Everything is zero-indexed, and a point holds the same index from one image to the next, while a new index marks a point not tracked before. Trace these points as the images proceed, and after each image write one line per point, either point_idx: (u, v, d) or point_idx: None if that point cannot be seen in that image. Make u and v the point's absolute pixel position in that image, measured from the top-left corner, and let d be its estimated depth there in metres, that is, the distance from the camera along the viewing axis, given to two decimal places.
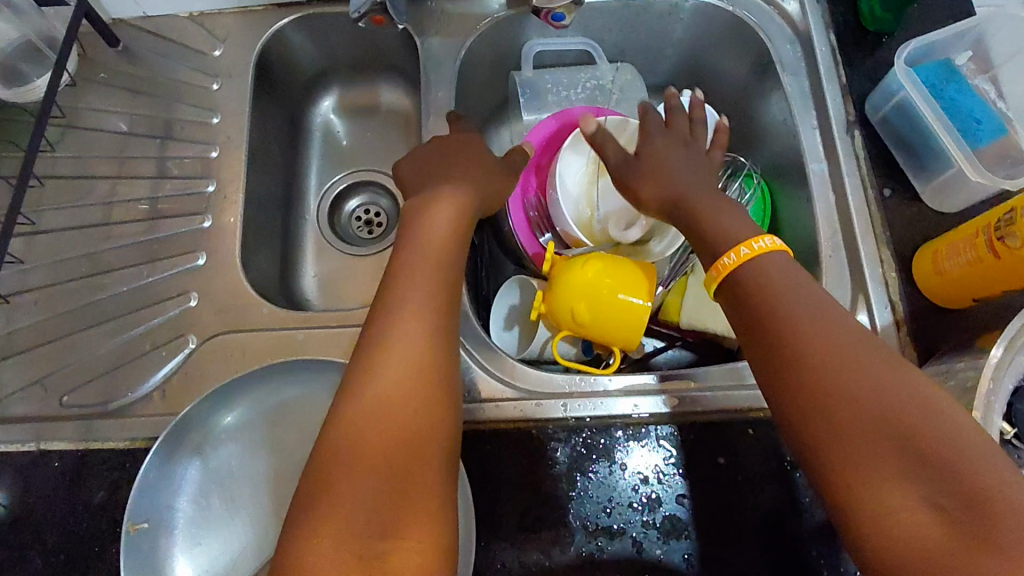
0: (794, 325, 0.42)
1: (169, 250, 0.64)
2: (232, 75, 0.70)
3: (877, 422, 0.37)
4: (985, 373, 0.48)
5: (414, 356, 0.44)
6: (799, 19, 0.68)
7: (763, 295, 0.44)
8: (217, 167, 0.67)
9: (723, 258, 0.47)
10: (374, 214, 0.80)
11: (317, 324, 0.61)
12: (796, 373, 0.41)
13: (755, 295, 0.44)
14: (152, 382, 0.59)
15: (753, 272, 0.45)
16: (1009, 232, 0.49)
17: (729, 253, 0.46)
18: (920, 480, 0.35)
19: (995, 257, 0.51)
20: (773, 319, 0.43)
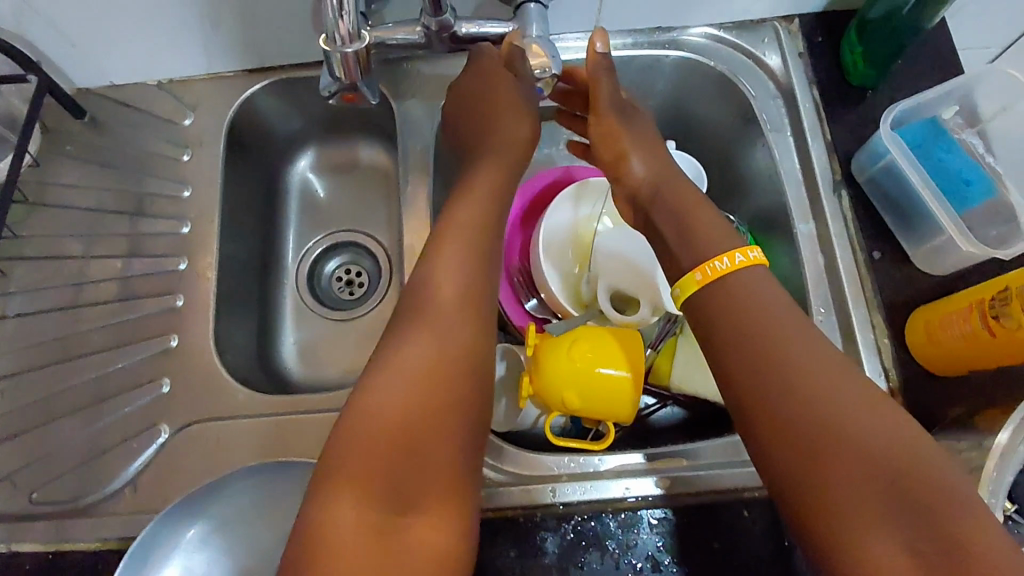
0: (784, 345, 0.47)
1: (140, 333, 0.62)
2: (203, 145, 0.68)
3: (863, 441, 0.41)
4: (990, 460, 0.46)
5: (455, 342, 0.49)
6: (782, 75, 0.67)
7: (759, 317, 0.49)
8: (189, 243, 0.65)
9: (713, 262, 0.52)
10: (355, 273, 0.77)
11: (297, 408, 0.58)
12: (787, 387, 0.45)
13: (752, 314, 0.49)
14: (124, 476, 0.57)
15: (737, 279, 0.51)
16: (1004, 311, 0.49)
17: (723, 258, 0.52)
18: (892, 502, 0.39)
19: (991, 335, 0.50)
20: (766, 339, 0.47)
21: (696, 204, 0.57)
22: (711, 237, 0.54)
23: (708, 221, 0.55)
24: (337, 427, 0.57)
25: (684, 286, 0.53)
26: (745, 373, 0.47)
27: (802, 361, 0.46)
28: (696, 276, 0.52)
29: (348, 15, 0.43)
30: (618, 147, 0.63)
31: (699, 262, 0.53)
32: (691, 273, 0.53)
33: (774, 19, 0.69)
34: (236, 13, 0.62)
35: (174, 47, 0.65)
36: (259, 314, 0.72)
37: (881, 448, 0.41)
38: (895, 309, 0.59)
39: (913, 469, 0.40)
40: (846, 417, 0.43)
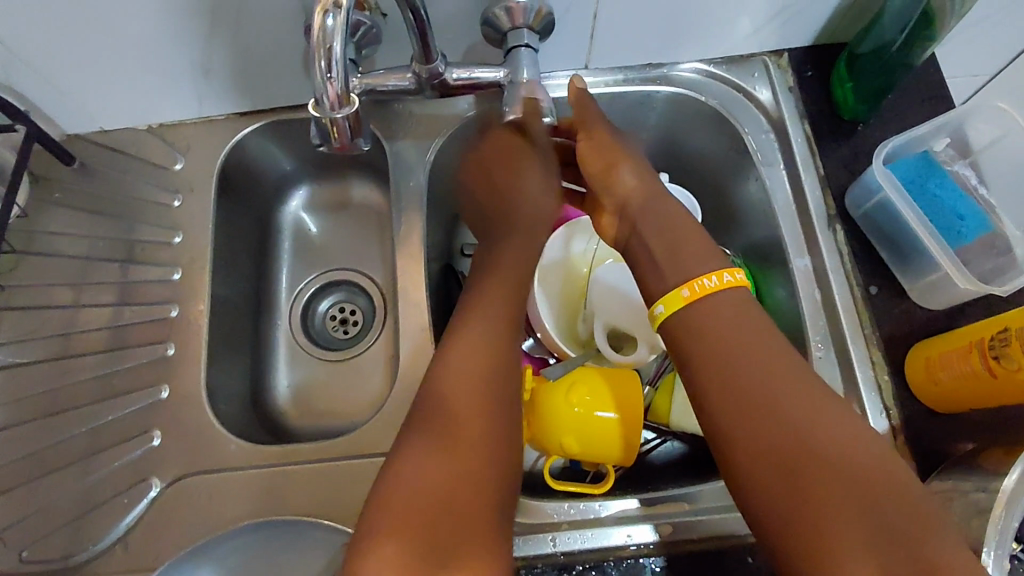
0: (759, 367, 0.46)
1: (131, 383, 0.61)
2: (194, 190, 0.68)
3: (839, 464, 0.41)
4: (1000, 502, 0.45)
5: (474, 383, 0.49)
6: (773, 109, 0.68)
7: (735, 338, 0.48)
8: (181, 290, 0.64)
9: (701, 280, 0.51)
10: (349, 312, 0.77)
11: (291, 458, 0.57)
12: (761, 412, 0.44)
13: (731, 333, 0.48)
14: (114, 533, 0.55)
15: (720, 300, 0.50)
16: (1005, 353, 0.49)
17: (712, 276, 0.51)
18: (871, 524, 0.39)
19: (991, 375, 0.50)
20: (749, 361, 0.46)
21: (687, 231, 0.55)
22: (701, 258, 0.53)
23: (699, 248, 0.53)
24: (333, 478, 0.56)
25: (669, 303, 0.51)
26: (729, 397, 0.46)
27: (780, 388, 0.45)
28: (683, 292, 0.51)
29: (338, 78, 0.42)
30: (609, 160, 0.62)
31: (687, 278, 0.52)
32: (677, 289, 0.51)
33: (763, 53, 0.69)
34: (227, 59, 0.62)
35: (163, 92, 0.65)
36: (252, 358, 0.71)
37: (856, 470, 0.41)
38: (894, 344, 0.58)
39: (887, 491, 0.40)
40: (817, 440, 0.42)
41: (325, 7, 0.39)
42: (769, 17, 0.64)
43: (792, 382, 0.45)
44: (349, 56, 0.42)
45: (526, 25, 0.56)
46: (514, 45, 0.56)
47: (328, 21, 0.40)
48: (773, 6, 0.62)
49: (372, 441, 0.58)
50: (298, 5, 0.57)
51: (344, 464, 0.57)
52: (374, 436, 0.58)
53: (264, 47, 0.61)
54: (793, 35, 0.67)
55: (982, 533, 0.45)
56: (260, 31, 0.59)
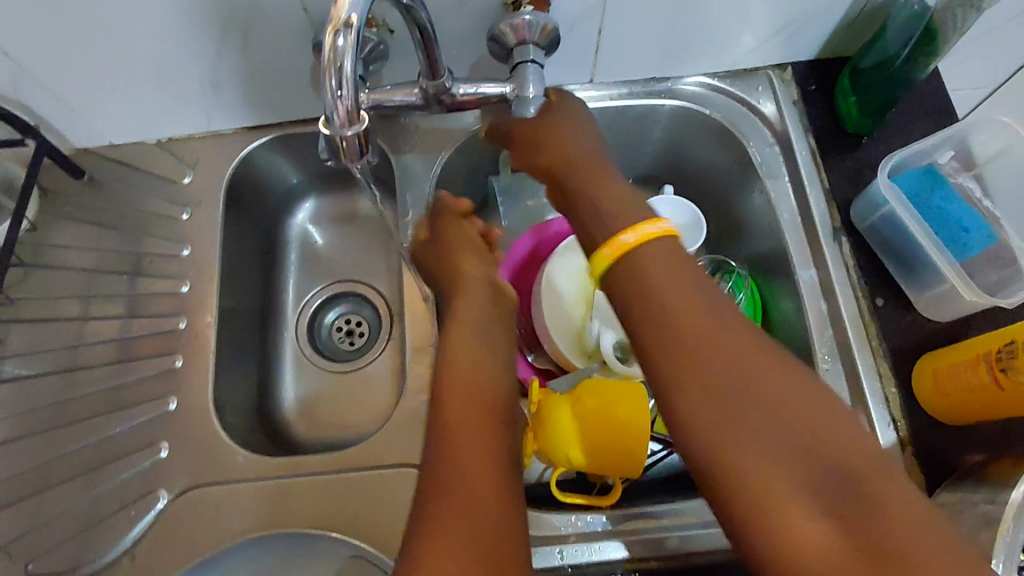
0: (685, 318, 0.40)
1: (139, 395, 0.61)
2: (202, 203, 0.68)
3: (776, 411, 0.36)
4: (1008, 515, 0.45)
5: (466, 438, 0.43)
6: (777, 121, 0.68)
7: (662, 289, 0.42)
8: (188, 303, 0.65)
9: (640, 228, 0.45)
10: (355, 323, 0.77)
11: (296, 471, 0.57)
12: (695, 368, 0.39)
13: (661, 290, 0.42)
14: (123, 546, 0.56)
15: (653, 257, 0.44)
16: (1012, 365, 0.49)
17: (649, 225, 0.45)
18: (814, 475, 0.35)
19: (999, 389, 0.50)
20: (677, 314, 0.41)
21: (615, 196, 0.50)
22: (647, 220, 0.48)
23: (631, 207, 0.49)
24: (340, 490, 0.56)
25: (602, 255, 0.45)
26: (659, 355, 0.40)
27: (705, 337, 0.40)
28: (605, 252, 0.45)
29: (348, 96, 0.43)
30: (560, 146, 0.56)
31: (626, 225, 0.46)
32: (600, 250, 0.45)
33: (767, 67, 0.70)
34: (236, 75, 0.63)
35: (172, 107, 0.66)
36: (259, 370, 0.71)
37: (792, 411, 0.36)
38: (901, 356, 0.58)
39: (821, 429, 0.36)
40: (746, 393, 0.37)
41: (336, 28, 0.40)
42: (772, 32, 0.64)
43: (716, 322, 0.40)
44: (360, 75, 0.42)
45: (533, 40, 0.56)
46: (520, 60, 0.56)
47: (339, 41, 0.40)
48: (777, 21, 0.63)
49: (379, 453, 0.58)
50: (306, 22, 0.57)
51: (350, 476, 0.57)
52: (380, 449, 0.58)
53: (272, 63, 0.62)
54: (796, 48, 0.67)
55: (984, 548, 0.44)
56: (268, 46, 0.60)
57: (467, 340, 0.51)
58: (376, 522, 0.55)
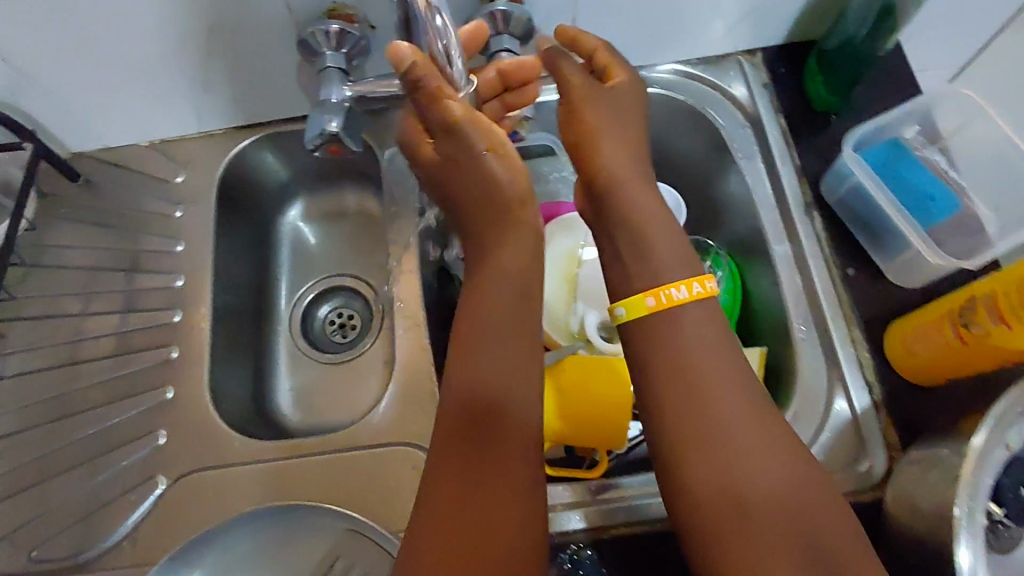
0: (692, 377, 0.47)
1: (137, 386, 0.63)
2: (195, 201, 0.70)
3: (762, 469, 0.44)
4: (965, 466, 0.44)
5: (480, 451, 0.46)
6: (748, 104, 0.70)
7: (679, 350, 0.48)
8: (182, 297, 0.67)
9: (670, 290, 0.49)
10: (347, 316, 0.79)
11: (288, 455, 0.59)
12: (684, 422, 0.46)
13: (681, 347, 0.48)
14: (123, 530, 0.57)
15: (686, 317, 0.49)
16: (974, 321, 0.50)
17: (681, 287, 0.49)
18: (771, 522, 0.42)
19: (964, 344, 0.51)
20: (679, 375, 0.47)
21: (650, 221, 0.52)
22: (672, 262, 0.51)
23: (667, 246, 0.51)
24: (334, 469, 0.58)
25: (630, 307, 0.50)
26: (664, 404, 0.47)
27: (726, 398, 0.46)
28: (645, 302, 0.49)
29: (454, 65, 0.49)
30: (593, 137, 0.54)
31: (652, 286, 0.50)
32: (642, 297, 0.50)
33: (737, 53, 0.72)
34: (224, 76, 0.65)
35: (165, 108, 0.68)
36: (253, 362, 0.73)
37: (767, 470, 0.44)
38: (873, 323, 0.60)
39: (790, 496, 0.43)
40: (734, 456, 0.44)
41: (431, 6, 0.45)
42: (741, 18, 0.67)
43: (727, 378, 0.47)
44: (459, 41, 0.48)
45: (508, 30, 0.59)
46: (496, 50, 0.59)
47: (437, 21, 0.45)
48: (746, 7, 0.65)
49: (371, 434, 0.59)
50: (289, 20, 0.60)
51: (343, 456, 0.58)
52: (371, 430, 0.60)
53: (259, 61, 0.64)
54: (765, 34, 0.70)
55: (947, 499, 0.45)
56: (254, 45, 0.62)
57: (482, 353, 0.48)
58: (370, 499, 0.57)
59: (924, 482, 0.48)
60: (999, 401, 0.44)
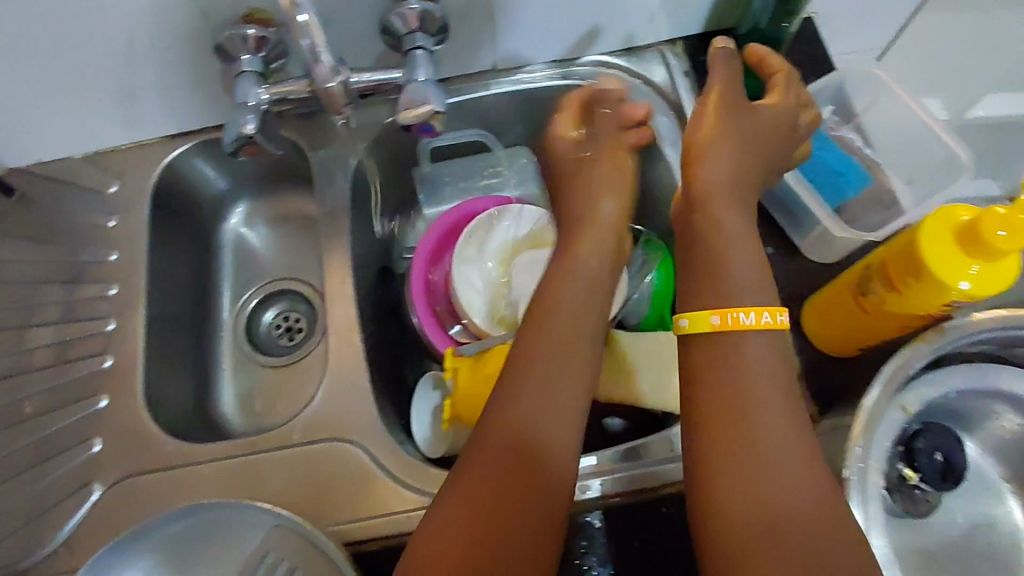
0: (742, 393, 0.43)
1: (73, 395, 0.64)
2: (129, 210, 0.71)
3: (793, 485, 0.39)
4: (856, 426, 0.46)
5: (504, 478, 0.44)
6: (670, 91, 0.72)
7: (736, 374, 0.43)
8: (117, 305, 0.67)
9: (740, 313, 0.44)
10: (293, 319, 0.80)
11: (222, 456, 0.60)
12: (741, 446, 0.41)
13: (736, 369, 0.43)
14: (61, 536, 0.58)
15: (750, 346, 0.43)
16: (870, 286, 0.51)
17: (750, 312, 0.44)
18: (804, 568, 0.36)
19: (864, 312, 0.52)
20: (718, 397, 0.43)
21: (730, 244, 0.48)
22: (744, 287, 0.45)
23: (742, 277, 0.46)
24: (269, 467, 0.59)
25: (692, 321, 0.46)
26: (714, 427, 0.42)
27: (775, 422, 0.41)
28: (711, 319, 0.45)
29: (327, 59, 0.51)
30: (696, 156, 0.51)
31: (723, 305, 0.45)
32: (707, 315, 0.45)
33: (659, 43, 0.74)
34: (150, 86, 0.66)
35: (95, 120, 0.68)
36: (195, 367, 0.74)
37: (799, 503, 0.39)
38: (791, 298, 0.62)
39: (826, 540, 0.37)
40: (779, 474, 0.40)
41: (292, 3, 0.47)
42: (658, 7, 0.68)
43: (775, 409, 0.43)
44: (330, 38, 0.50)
45: (421, 29, 0.60)
46: (410, 48, 0.60)
47: (301, 17, 0.47)
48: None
49: (304, 430, 0.61)
50: (204, 26, 0.60)
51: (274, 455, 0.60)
52: (304, 427, 0.61)
53: (181, 69, 0.65)
54: (683, 23, 0.71)
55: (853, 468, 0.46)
56: (173, 53, 0.63)
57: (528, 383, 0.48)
58: (303, 496, 0.58)
59: (829, 447, 0.50)
60: (889, 361, 0.47)
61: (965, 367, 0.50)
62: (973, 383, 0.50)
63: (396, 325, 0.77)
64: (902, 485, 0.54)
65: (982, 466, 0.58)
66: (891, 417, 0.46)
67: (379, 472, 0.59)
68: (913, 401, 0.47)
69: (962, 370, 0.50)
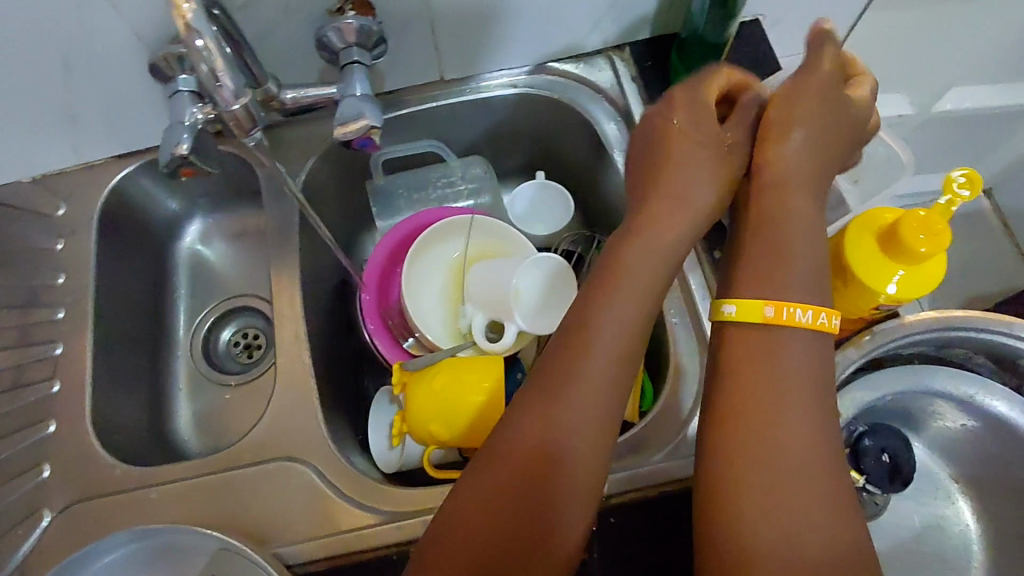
0: (770, 414, 0.44)
1: (21, 421, 0.63)
2: (76, 232, 0.70)
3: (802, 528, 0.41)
4: None
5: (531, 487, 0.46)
6: (619, 97, 0.73)
7: (776, 387, 0.45)
8: (65, 329, 0.67)
9: (797, 310, 0.47)
10: (252, 336, 0.79)
11: (169, 479, 0.60)
12: (765, 466, 0.43)
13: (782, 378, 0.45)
14: (9, 565, 0.57)
15: (790, 341, 0.46)
16: None
17: (807, 310, 0.46)
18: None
19: None
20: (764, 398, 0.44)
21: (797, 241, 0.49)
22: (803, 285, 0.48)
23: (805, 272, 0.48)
24: (217, 490, 0.59)
25: (743, 308, 0.47)
26: (744, 433, 0.44)
27: (809, 439, 0.43)
28: (765, 309, 0.47)
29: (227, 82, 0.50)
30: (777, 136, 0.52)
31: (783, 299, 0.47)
32: (762, 306, 0.47)
33: (607, 49, 0.74)
34: (91, 107, 0.65)
35: (38, 143, 0.68)
36: (151, 387, 0.73)
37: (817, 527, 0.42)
38: None
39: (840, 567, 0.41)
40: (795, 510, 0.42)
41: (187, 29, 0.45)
42: (601, 14, 0.68)
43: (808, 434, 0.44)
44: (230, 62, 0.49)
45: (357, 43, 0.60)
46: (347, 62, 0.60)
47: (198, 41, 0.46)
48: (602, 4, 0.66)
49: (253, 450, 0.61)
50: (139, 47, 0.60)
51: (221, 476, 0.59)
52: (255, 445, 0.61)
53: (121, 90, 0.64)
54: (629, 29, 0.72)
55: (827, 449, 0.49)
56: (111, 75, 0.62)
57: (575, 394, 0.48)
58: (249, 517, 0.58)
59: None
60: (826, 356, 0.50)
61: (901, 367, 0.52)
62: (910, 385, 0.52)
63: (356, 336, 0.77)
64: (852, 488, 0.54)
65: (934, 469, 0.57)
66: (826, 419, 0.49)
67: (327, 490, 0.59)
68: (848, 406, 0.51)
69: (900, 372, 0.53)
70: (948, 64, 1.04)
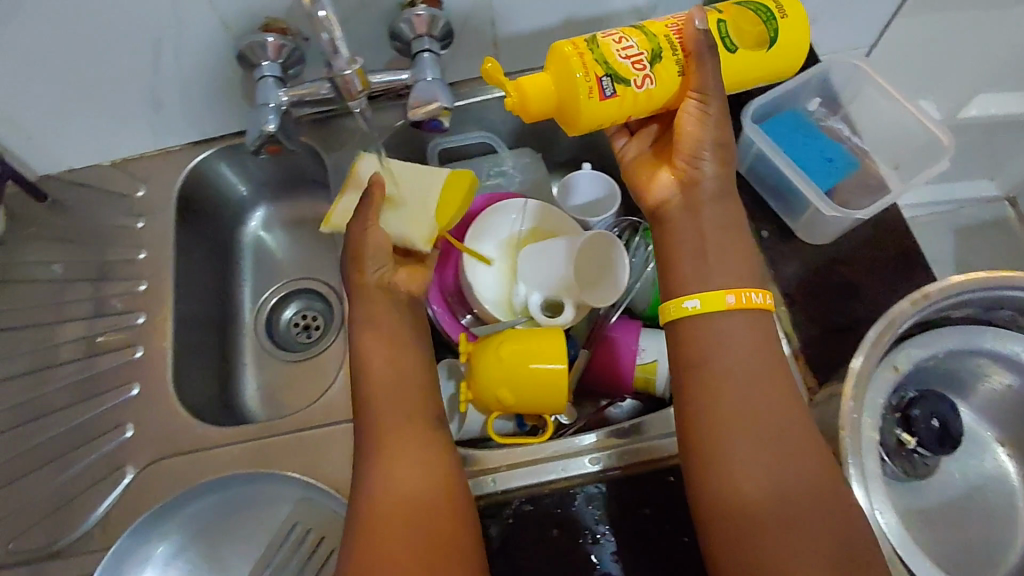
0: (740, 386, 0.51)
1: (104, 385, 0.68)
2: (155, 213, 0.75)
3: (791, 488, 0.48)
4: (849, 387, 0.52)
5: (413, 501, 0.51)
6: None
7: (739, 363, 0.52)
8: (144, 301, 0.71)
9: (749, 294, 0.54)
10: (311, 317, 0.83)
11: (247, 438, 0.63)
12: (751, 444, 0.50)
13: (739, 360, 0.52)
14: (95, 516, 0.61)
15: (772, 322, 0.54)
16: (626, 77, 0.56)
17: (757, 292, 0.54)
18: (821, 521, 0.47)
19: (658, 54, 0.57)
20: (756, 382, 0.51)
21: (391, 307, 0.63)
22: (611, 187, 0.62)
23: None
24: (294, 448, 0.63)
25: (705, 300, 0.53)
26: (731, 410, 0.51)
27: (762, 399, 0.51)
28: (726, 299, 0.53)
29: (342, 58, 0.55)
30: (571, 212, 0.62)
31: (731, 286, 0.54)
32: (723, 295, 0.53)
33: None
34: (174, 95, 0.70)
35: (122, 128, 0.72)
36: (220, 362, 0.77)
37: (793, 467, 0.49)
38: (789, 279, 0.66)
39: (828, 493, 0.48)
40: (790, 478, 0.48)
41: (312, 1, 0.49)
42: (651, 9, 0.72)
43: (774, 427, 0.50)
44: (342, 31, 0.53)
45: (428, 33, 0.64)
46: (417, 51, 0.64)
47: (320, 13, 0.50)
48: None
49: (321, 416, 0.64)
50: (226, 37, 0.65)
51: (297, 437, 0.63)
52: (329, 408, 0.65)
53: (204, 79, 0.69)
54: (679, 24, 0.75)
55: (863, 411, 0.52)
56: (197, 64, 0.67)
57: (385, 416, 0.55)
58: (325, 471, 0.61)
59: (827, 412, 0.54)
60: (873, 328, 0.52)
61: (952, 327, 0.56)
62: (958, 343, 0.56)
63: None
64: (903, 449, 0.56)
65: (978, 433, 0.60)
66: (881, 380, 0.53)
67: None
68: (903, 360, 0.54)
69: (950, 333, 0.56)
70: (974, 71, 1.06)
